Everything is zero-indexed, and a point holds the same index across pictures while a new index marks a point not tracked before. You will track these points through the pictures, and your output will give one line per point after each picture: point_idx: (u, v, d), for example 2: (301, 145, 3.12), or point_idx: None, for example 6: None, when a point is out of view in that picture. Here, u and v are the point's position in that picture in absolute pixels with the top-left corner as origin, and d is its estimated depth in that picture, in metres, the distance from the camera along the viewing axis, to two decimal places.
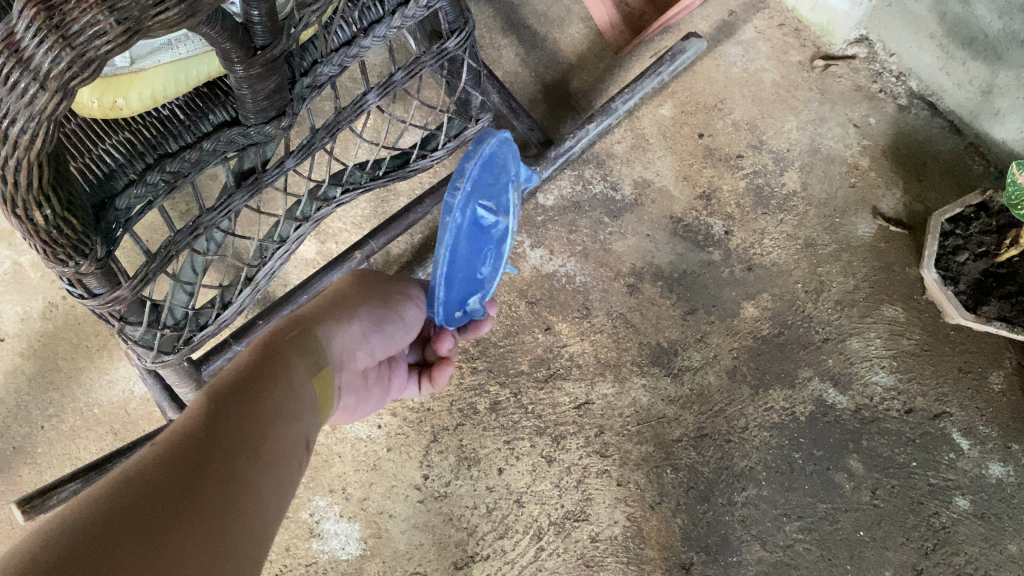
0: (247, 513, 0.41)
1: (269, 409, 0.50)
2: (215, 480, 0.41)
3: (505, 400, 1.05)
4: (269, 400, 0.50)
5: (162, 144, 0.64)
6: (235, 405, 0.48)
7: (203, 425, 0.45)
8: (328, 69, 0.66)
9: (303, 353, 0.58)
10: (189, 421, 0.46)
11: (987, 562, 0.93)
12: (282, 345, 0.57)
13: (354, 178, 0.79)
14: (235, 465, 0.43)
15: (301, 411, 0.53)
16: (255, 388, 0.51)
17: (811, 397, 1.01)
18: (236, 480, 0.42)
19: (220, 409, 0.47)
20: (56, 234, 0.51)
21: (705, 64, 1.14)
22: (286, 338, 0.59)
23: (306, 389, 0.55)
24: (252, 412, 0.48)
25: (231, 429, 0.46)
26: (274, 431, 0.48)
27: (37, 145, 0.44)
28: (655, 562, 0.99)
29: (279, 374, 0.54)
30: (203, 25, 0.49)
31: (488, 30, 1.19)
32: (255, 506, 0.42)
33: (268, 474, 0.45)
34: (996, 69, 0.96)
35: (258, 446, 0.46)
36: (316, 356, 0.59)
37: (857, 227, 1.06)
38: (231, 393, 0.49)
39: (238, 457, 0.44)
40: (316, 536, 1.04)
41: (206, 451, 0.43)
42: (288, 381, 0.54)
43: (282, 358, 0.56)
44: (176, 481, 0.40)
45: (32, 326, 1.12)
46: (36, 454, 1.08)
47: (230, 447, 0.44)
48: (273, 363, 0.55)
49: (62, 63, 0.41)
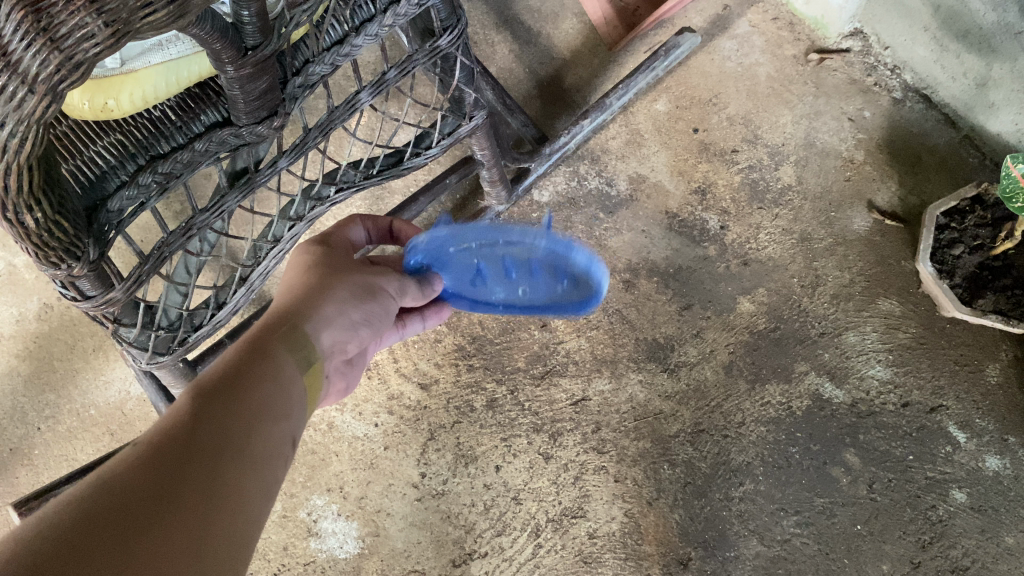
0: (231, 514, 0.41)
1: (255, 406, 0.49)
2: (196, 483, 0.41)
3: (501, 398, 1.05)
4: (254, 398, 0.50)
5: (155, 145, 0.63)
6: (219, 405, 0.47)
7: (186, 425, 0.45)
8: (319, 68, 0.65)
9: (290, 348, 0.56)
10: (173, 421, 0.45)
11: (985, 554, 0.94)
12: (268, 340, 0.56)
13: (348, 177, 0.79)
14: (219, 467, 0.43)
15: (289, 407, 0.52)
16: (239, 388, 0.50)
17: (807, 391, 1.01)
18: (219, 482, 0.42)
19: (204, 410, 0.47)
20: (47, 237, 0.51)
21: (699, 59, 1.14)
22: (271, 331, 0.57)
23: (295, 385, 0.55)
24: (237, 410, 0.48)
25: (215, 430, 0.45)
26: (259, 429, 0.48)
27: (26, 149, 0.43)
28: (653, 557, 0.99)
29: (265, 373, 0.53)
30: (194, 26, 0.48)
31: (481, 26, 1.19)
32: (240, 508, 0.42)
33: (253, 474, 0.45)
34: (991, 61, 0.95)
35: (242, 446, 0.46)
36: (304, 351, 0.57)
37: (852, 221, 1.06)
38: (215, 392, 0.48)
39: (222, 458, 0.44)
40: (314, 535, 1.04)
41: (189, 454, 0.43)
42: (275, 378, 0.53)
43: (268, 355, 0.55)
44: (157, 485, 0.40)
45: (27, 327, 1.11)
46: (33, 455, 1.08)
47: (213, 448, 0.44)
48: (259, 361, 0.54)
49: (50, 67, 0.40)
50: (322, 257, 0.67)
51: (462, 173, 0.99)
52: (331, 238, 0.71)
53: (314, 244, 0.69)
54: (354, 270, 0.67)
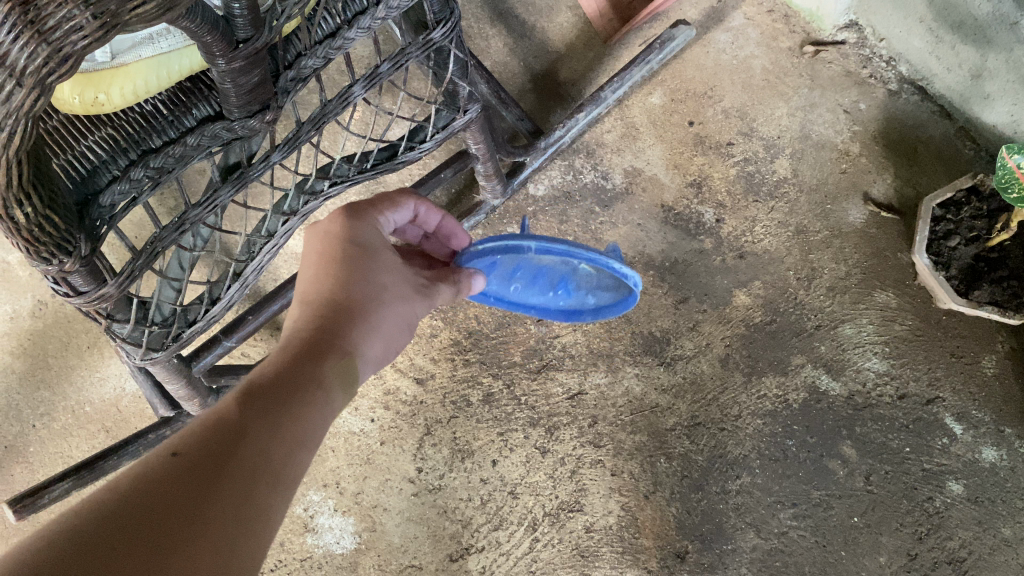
0: (259, 540, 0.42)
1: (296, 433, 0.49)
2: (228, 506, 0.42)
3: (498, 392, 1.05)
4: (297, 425, 0.49)
5: (146, 139, 0.62)
6: (263, 426, 0.47)
7: (227, 441, 0.45)
8: (312, 61, 0.64)
9: (336, 367, 0.54)
10: (215, 435, 0.45)
11: (981, 545, 0.94)
12: (316, 354, 0.54)
13: (341, 171, 0.78)
14: (254, 491, 0.44)
15: (325, 430, 0.52)
16: (284, 412, 0.49)
17: (804, 383, 1.01)
18: (251, 505, 0.43)
19: (247, 430, 0.47)
20: (38, 232, 0.50)
21: (694, 51, 1.13)
22: (319, 342, 0.55)
23: (333, 408, 0.53)
24: (280, 435, 0.48)
25: (257, 453, 0.46)
26: (298, 455, 0.48)
27: (15, 143, 0.43)
28: (649, 551, 0.99)
29: (311, 394, 0.52)
30: (184, 19, 0.48)
31: (475, 20, 1.18)
32: (267, 537, 0.43)
33: (283, 500, 0.45)
34: (986, 52, 0.95)
35: (279, 469, 0.46)
36: (349, 372, 0.55)
37: (848, 213, 1.06)
38: (261, 411, 0.48)
39: (258, 481, 0.44)
40: (311, 530, 1.04)
41: (226, 475, 0.43)
42: (319, 400, 0.52)
43: (313, 369, 0.53)
44: (190, 506, 0.41)
45: (21, 325, 1.11)
46: (29, 453, 1.08)
47: (250, 469, 0.45)
48: (304, 376, 0.52)
49: (38, 59, 0.40)
50: (371, 250, 0.61)
51: (457, 166, 0.99)
52: (381, 219, 0.64)
53: (365, 221, 0.62)
54: (404, 279, 0.62)
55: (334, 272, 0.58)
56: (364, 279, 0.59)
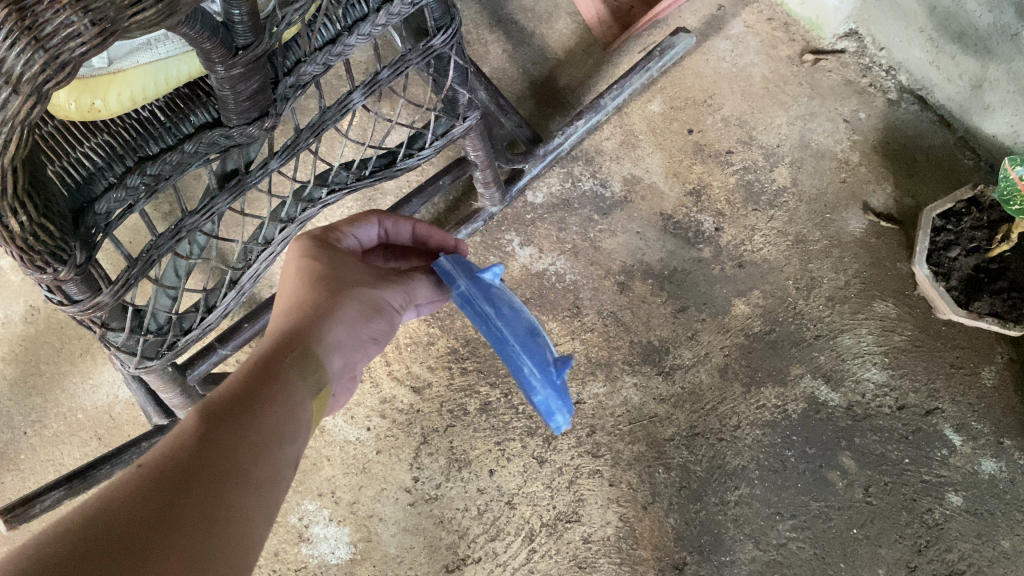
0: (232, 540, 0.39)
1: (264, 431, 0.46)
2: (198, 507, 0.39)
3: (495, 401, 1.05)
4: (262, 424, 0.47)
5: (143, 146, 0.60)
6: (228, 429, 0.45)
7: (192, 446, 0.43)
8: (312, 68, 0.63)
9: (301, 370, 0.52)
10: (179, 442, 0.43)
11: (981, 558, 0.93)
12: (278, 359, 0.52)
13: (340, 178, 0.77)
14: (225, 492, 0.41)
15: (298, 429, 0.49)
16: (247, 413, 0.47)
17: (803, 394, 1.01)
18: (221, 506, 0.40)
19: (212, 434, 0.44)
20: (33, 241, 0.49)
21: (693, 59, 1.14)
22: (280, 347, 0.53)
23: (303, 409, 0.50)
24: (244, 436, 0.45)
25: (222, 453, 0.43)
26: (266, 455, 0.45)
27: (10, 150, 0.42)
28: (647, 562, 0.98)
29: (275, 397, 0.49)
30: (182, 26, 0.47)
31: (474, 26, 1.18)
32: (243, 537, 0.40)
33: (259, 499, 0.43)
34: (986, 63, 0.95)
35: (249, 469, 0.44)
36: (317, 372, 0.53)
37: (847, 222, 1.05)
38: (226, 415, 0.46)
39: (227, 482, 0.42)
40: (306, 540, 1.03)
41: (192, 479, 0.41)
42: (285, 402, 0.49)
43: (276, 374, 0.51)
44: (159, 511, 0.38)
45: (13, 331, 1.10)
46: (19, 460, 1.06)
47: (219, 471, 0.42)
48: (268, 380, 0.50)
49: (34, 66, 0.39)
50: (333, 261, 0.61)
51: (456, 174, 0.98)
52: (342, 240, 0.65)
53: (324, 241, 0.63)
54: (363, 276, 0.60)
55: (297, 286, 0.58)
56: (327, 285, 0.58)
